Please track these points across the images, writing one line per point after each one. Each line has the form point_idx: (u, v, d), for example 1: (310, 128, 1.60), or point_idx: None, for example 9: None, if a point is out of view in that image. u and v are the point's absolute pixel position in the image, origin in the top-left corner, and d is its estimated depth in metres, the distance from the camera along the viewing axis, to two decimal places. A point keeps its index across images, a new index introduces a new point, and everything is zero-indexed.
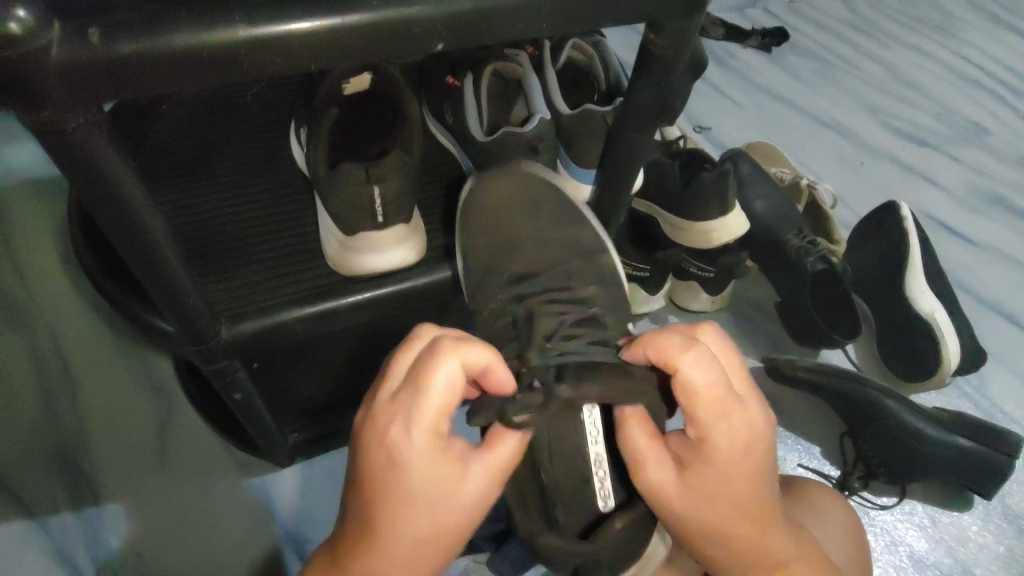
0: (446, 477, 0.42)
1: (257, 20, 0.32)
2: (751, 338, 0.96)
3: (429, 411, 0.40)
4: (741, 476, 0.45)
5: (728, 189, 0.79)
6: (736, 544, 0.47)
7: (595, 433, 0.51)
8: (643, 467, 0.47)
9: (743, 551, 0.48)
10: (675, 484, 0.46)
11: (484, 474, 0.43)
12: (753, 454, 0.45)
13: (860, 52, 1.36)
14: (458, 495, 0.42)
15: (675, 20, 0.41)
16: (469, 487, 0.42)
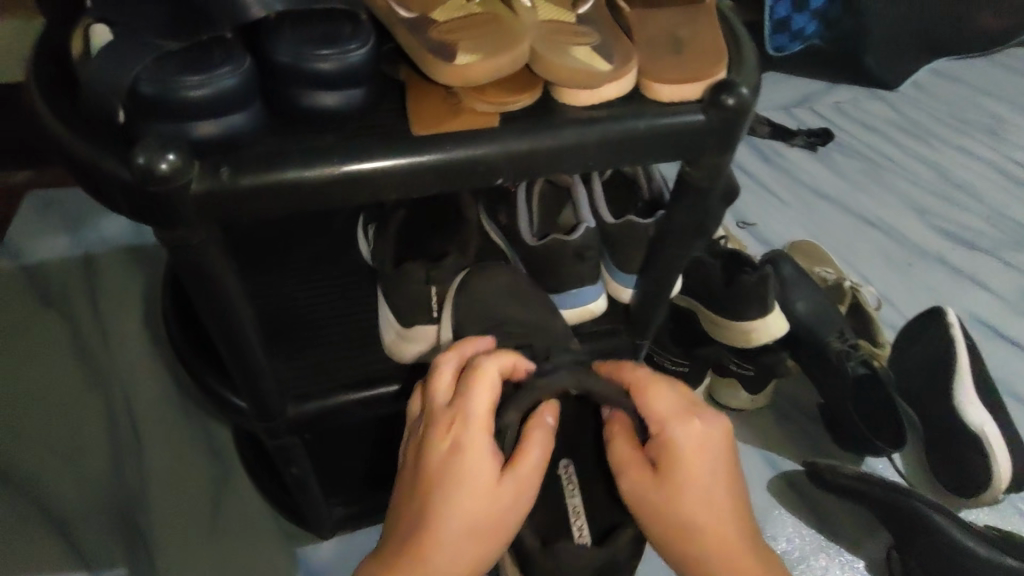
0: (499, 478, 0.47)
1: (354, 160, 0.39)
2: (792, 438, 0.95)
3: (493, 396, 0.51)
4: (711, 477, 0.49)
5: (767, 293, 0.83)
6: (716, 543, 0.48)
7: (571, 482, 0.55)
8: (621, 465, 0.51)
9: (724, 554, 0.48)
10: (653, 482, 0.49)
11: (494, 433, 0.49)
12: (716, 457, 0.50)
13: (907, 153, 1.38)
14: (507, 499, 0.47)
15: (709, 157, 0.46)
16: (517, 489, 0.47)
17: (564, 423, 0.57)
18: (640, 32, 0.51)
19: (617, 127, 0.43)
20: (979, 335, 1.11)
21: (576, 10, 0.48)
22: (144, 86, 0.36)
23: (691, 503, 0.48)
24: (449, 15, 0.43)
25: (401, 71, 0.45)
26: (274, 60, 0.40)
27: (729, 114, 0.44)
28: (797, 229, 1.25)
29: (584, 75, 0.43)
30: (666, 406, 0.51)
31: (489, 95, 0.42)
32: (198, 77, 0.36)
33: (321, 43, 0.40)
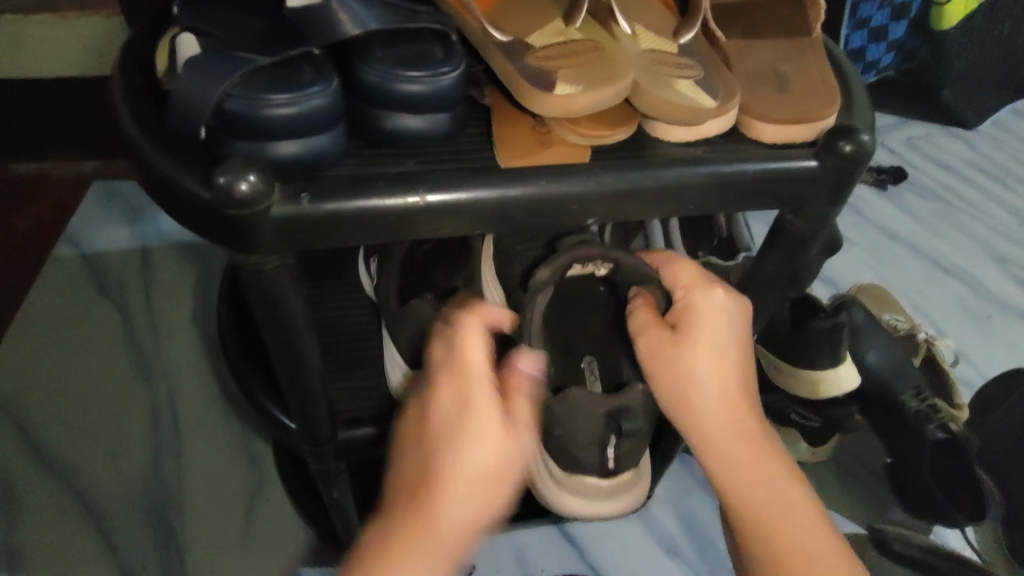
0: (451, 385, 0.42)
1: (441, 189, 0.37)
2: (853, 498, 0.90)
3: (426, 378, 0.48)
4: (724, 353, 0.47)
5: (842, 342, 0.75)
6: (728, 412, 0.46)
7: (592, 377, 0.55)
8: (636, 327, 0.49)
9: (739, 435, 0.46)
10: (671, 335, 0.47)
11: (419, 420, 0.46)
12: (735, 326, 0.47)
13: (987, 197, 1.30)
14: (463, 412, 0.41)
15: (817, 207, 0.42)
16: (474, 394, 0.41)
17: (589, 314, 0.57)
18: (739, 64, 0.48)
19: (722, 169, 0.40)
20: None
21: (678, 38, 0.45)
22: (232, 103, 0.35)
23: (698, 373, 0.46)
24: (547, 41, 0.41)
25: (487, 94, 0.44)
26: (360, 79, 0.38)
27: (846, 162, 0.40)
28: (864, 270, 1.18)
29: (685, 113, 0.40)
30: (691, 273, 0.49)
31: (581, 128, 0.40)
32: (285, 95, 0.35)
33: (411, 65, 0.38)
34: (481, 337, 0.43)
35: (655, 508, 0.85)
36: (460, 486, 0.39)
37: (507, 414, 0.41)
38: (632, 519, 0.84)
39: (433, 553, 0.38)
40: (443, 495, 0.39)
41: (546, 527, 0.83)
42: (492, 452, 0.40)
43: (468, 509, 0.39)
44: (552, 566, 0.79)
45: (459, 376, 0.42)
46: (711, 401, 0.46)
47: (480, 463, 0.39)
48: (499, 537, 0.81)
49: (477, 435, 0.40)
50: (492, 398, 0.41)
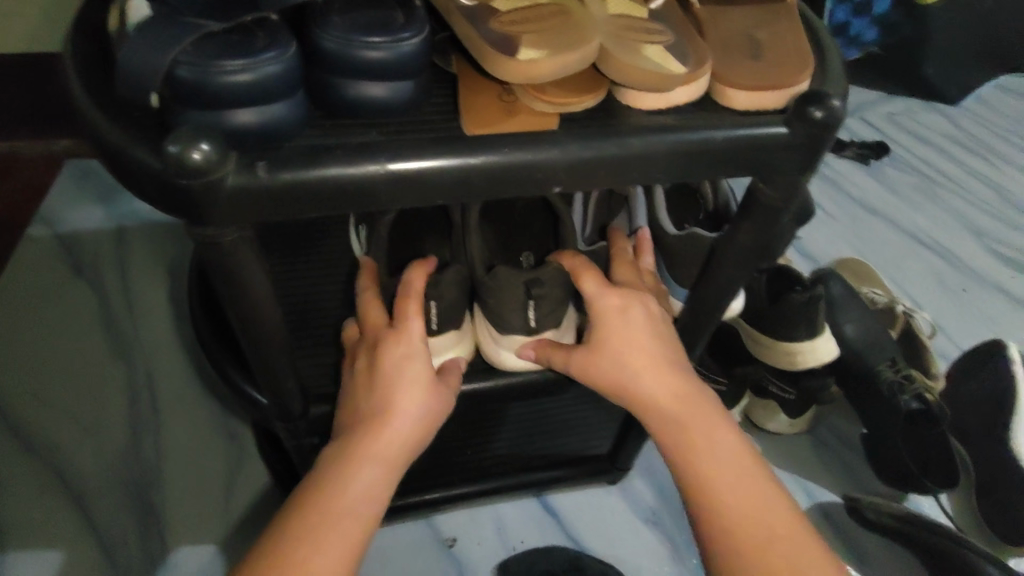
0: (376, 392, 0.49)
1: (401, 156, 0.36)
2: (831, 469, 0.91)
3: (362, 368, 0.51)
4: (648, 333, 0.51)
5: (817, 314, 0.76)
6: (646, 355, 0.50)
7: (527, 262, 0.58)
8: (581, 285, 0.52)
9: (657, 378, 0.50)
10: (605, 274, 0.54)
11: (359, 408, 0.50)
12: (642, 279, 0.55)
13: (967, 171, 1.31)
14: (390, 415, 0.48)
15: (788, 174, 0.42)
16: (400, 402, 0.48)
17: (536, 229, 0.59)
18: (713, 29, 0.47)
19: (691, 136, 0.39)
20: None
21: (649, 3, 0.44)
22: (183, 69, 0.34)
23: (632, 349, 0.50)
24: (512, 5, 0.40)
25: (452, 62, 0.43)
26: (319, 48, 0.37)
27: (815, 129, 0.40)
28: (844, 244, 1.20)
29: (655, 79, 0.39)
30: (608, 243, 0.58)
31: (548, 96, 0.39)
32: (242, 61, 0.34)
33: (372, 31, 0.38)
34: (411, 351, 0.49)
35: (633, 480, 0.85)
36: (375, 468, 0.47)
37: (426, 420, 0.49)
38: (610, 491, 0.84)
39: (337, 516, 0.45)
40: (359, 473, 0.46)
41: (526, 499, 0.83)
42: (406, 447, 0.48)
43: (376, 482, 0.46)
44: (533, 537, 0.80)
45: (387, 386, 0.49)
46: (645, 382, 0.50)
47: (394, 453, 0.47)
48: (480, 510, 0.82)
49: (398, 435, 0.48)
50: (418, 406, 0.49)
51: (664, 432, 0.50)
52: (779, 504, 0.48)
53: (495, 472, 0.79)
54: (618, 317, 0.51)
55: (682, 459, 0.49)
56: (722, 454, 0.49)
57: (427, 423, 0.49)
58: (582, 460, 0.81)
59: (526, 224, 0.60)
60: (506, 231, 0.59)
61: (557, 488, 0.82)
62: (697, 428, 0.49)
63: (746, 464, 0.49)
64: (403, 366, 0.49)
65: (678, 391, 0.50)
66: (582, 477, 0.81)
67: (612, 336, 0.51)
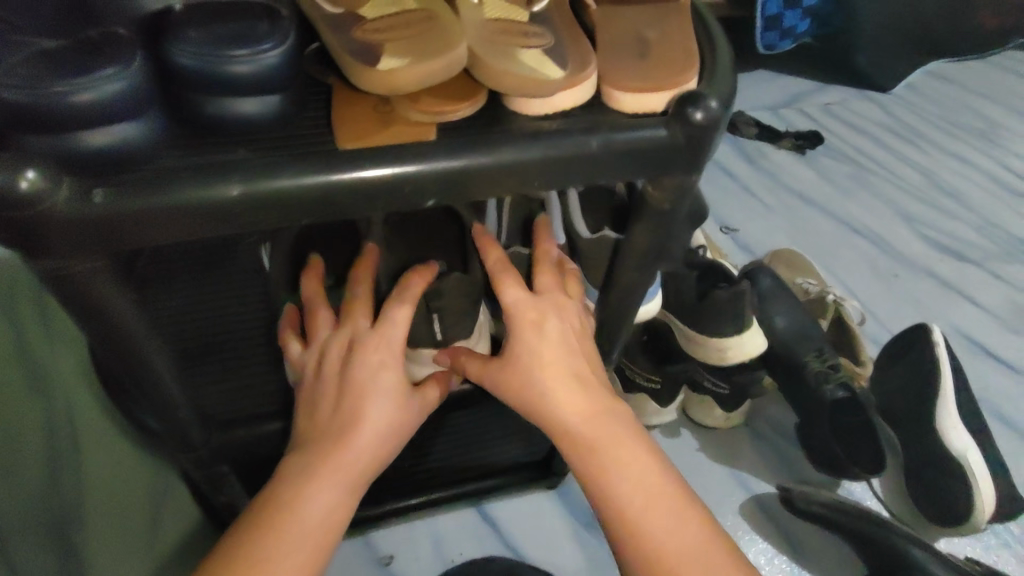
0: (344, 398, 0.46)
1: (257, 176, 0.34)
2: (769, 460, 0.92)
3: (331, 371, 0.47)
4: (563, 352, 0.50)
5: (744, 308, 0.77)
6: (559, 374, 0.49)
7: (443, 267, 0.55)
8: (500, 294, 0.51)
9: (572, 397, 0.49)
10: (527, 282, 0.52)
11: (325, 415, 0.47)
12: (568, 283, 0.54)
13: (897, 158, 1.35)
14: (357, 422, 0.46)
15: (676, 176, 0.41)
16: (369, 411, 0.46)
17: (445, 235, 0.57)
18: (603, 31, 0.46)
19: (567, 141, 0.38)
20: (966, 354, 1.09)
21: (531, 6, 0.43)
22: (10, 91, 0.32)
23: (541, 363, 0.49)
24: (380, 12, 0.38)
25: (328, 73, 0.41)
26: (174, 64, 0.36)
27: (696, 131, 0.39)
28: (780, 234, 1.23)
29: (530, 84, 0.38)
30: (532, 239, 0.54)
31: (423, 105, 0.38)
32: (76, 82, 0.32)
33: (231, 43, 0.36)
34: (390, 358, 0.47)
35: (573, 484, 0.85)
36: (338, 482, 0.44)
37: (395, 430, 0.47)
38: (550, 497, 0.83)
39: (294, 534, 0.42)
40: (322, 487, 0.44)
41: (465, 510, 0.82)
42: (373, 460, 0.46)
43: (337, 498, 0.44)
44: (472, 549, 0.79)
45: (359, 393, 0.46)
46: (557, 398, 0.49)
47: (360, 466, 0.45)
48: (418, 525, 0.80)
49: (367, 445, 0.45)
50: (387, 417, 0.46)
51: (581, 459, 0.48)
52: (696, 529, 0.47)
53: (429, 484, 0.78)
54: (531, 330, 0.50)
55: (594, 476, 0.48)
56: (640, 480, 0.48)
57: (395, 433, 0.47)
58: (519, 467, 0.80)
59: (441, 229, 0.57)
60: (420, 236, 0.56)
61: (495, 496, 0.81)
62: (613, 452, 0.48)
63: (663, 485, 0.48)
64: (376, 374, 0.46)
65: (593, 415, 0.49)
66: (518, 484, 0.80)
67: (523, 354, 0.50)
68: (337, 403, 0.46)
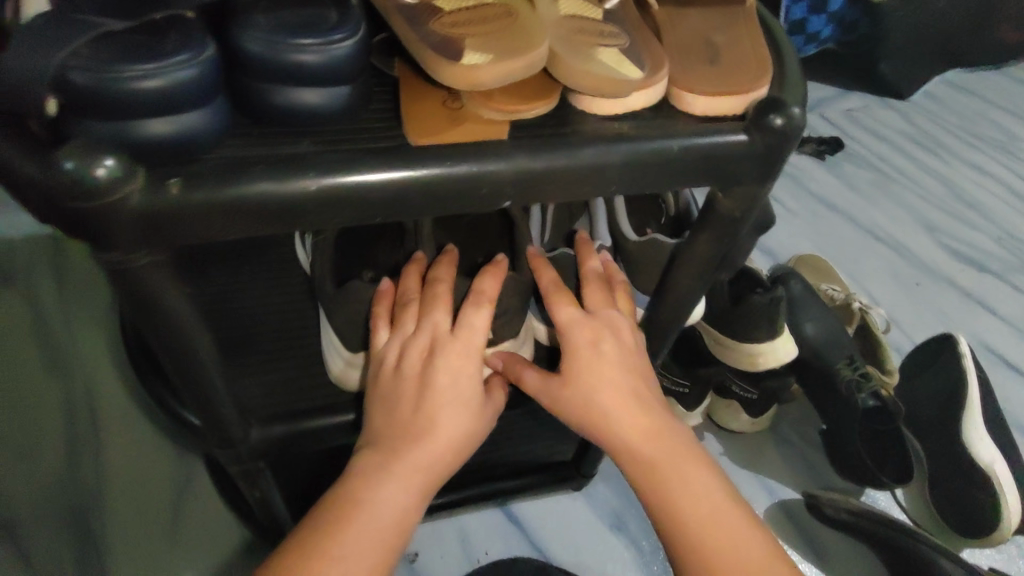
0: (421, 403, 0.46)
1: (334, 173, 0.33)
2: (792, 466, 0.92)
3: (407, 371, 0.47)
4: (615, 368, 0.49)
5: (779, 315, 0.75)
6: (619, 391, 0.49)
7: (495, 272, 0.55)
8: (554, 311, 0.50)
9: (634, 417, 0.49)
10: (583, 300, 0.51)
11: (399, 415, 0.46)
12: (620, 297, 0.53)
13: (920, 166, 1.34)
14: (431, 428, 0.46)
15: (747, 185, 0.40)
16: (445, 418, 0.46)
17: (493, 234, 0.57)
18: (670, 31, 0.45)
19: (647, 145, 0.37)
20: (989, 365, 1.09)
21: (603, 3, 0.42)
22: (76, 74, 0.30)
23: (604, 378, 0.49)
24: (454, 4, 0.37)
25: (393, 65, 0.40)
26: (239, 48, 0.34)
27: (775, 138, 0.38)
28: (803, 239, 1.22)
29: (608, 85, 0.37)
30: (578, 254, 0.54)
31: (496, 102, 0.37)
32: (146, 66, 0.30)
33: (300, 31, 0.34)
34: (471, 362, 0.47)
35: (598, 485, 0.84)
36: (410, 488, 0.45)
37: (466, 436, 0.47)
38: (575, 499, 0.83)
39: (366, 535, 0.43)
40: (395, 491, 0.44)
41: (491, 508, 0.81)
42: (444, 465, 0.46)
43: (408, 501, 0.45)
44: (497, 548, 0.78)
45: (436, 398, 0.46)
46: (621, 418, 0.49)
47: (431, 471, 0.46)
48: (443, 522, 0.80)
49: (440, 453, 0.46)
50: (460, 425, 0.47)
51: (641, 478, 0.48)
52: (758, 547, 0.46)
53: (455, 484, 0.77)
54: (588, 351, 0.49)
55: (658, 501, 0.47)
56: (699, 495, 0.47)
57: (464, 440, 0.48)
58: (546, 466, 0.80)
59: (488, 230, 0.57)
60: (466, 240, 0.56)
61: (523, 496, 0.80)
62: (675, 470, 0.48)
63: (723, 505, 0.47)
64: (455, 382, 0.46)
65: (653, 431, 0.49)
66: (549, 484, 0.79)
67: (582, 370, 0.49)
68: (413, 406, 0.46)
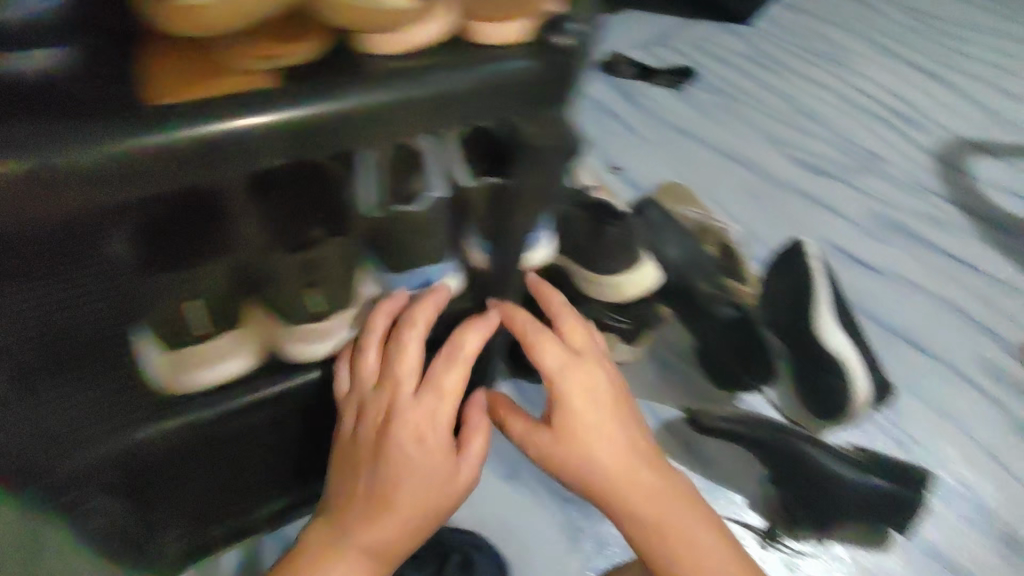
0: (382, 473, 0.58)
1: (43, 150, 0.33)
2: (672, 385, 0.97)
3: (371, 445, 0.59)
4: (607, 423, 0.65)
5: (632, 242, 0.82)
6: (565, 432, 0.64)
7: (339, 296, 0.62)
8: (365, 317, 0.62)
9: (579, 448, 0.64)
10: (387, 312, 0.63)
11: (366, 486, 0.58)
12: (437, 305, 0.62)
13: (766, 87, 1.48)
14: (390, 497, 0.57)
15: (545, 109, 0.45)
16: (401, 485, 0.57)
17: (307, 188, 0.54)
18: None
19: (431, 86, 0.40)
20: (839, 263, 1.18)
21: None
22: None
23: (570, 423, 0.64)
24: None
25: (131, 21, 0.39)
26: None
27: (564, 56, 0.43)
28: (663, 169, 1.28)
29: (389, 18, 0.38)
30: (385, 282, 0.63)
31: (259, 51, 0.38)
32: None
33: None
34: (428, 432, 0.59)
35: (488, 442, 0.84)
36: (357, 554, 0.57)
37: (424, 500, 0.58)
38: None
39: None
40: (353, 551, 0.57)
41: None
42: (402, 531, 0.58)
43: (361, 562, 0.57)
44: None
45: (392, 468, 0.58)
46: (581, 455, 0.64)
47: (388, 537, 0.57)
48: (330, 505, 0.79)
49: (395, 519, 0.57)
50: (415, 493, 0.58)
51: (596, 496, 0.64)
52: (704, 543, 0.63)
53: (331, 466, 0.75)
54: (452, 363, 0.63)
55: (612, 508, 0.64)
56: (642, 515, 0.63)
57: (427, 503, 0.59)
58: None
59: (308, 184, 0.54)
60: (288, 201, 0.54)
61: None
62: (617, 493, 0.63)
63: (652, 521, 0.63)
64: (406, 450, 0.58)
65: (610, 474, 0.64)
66: None
67: (558, 420, 0.64)
68: (373, 473, 0.58)
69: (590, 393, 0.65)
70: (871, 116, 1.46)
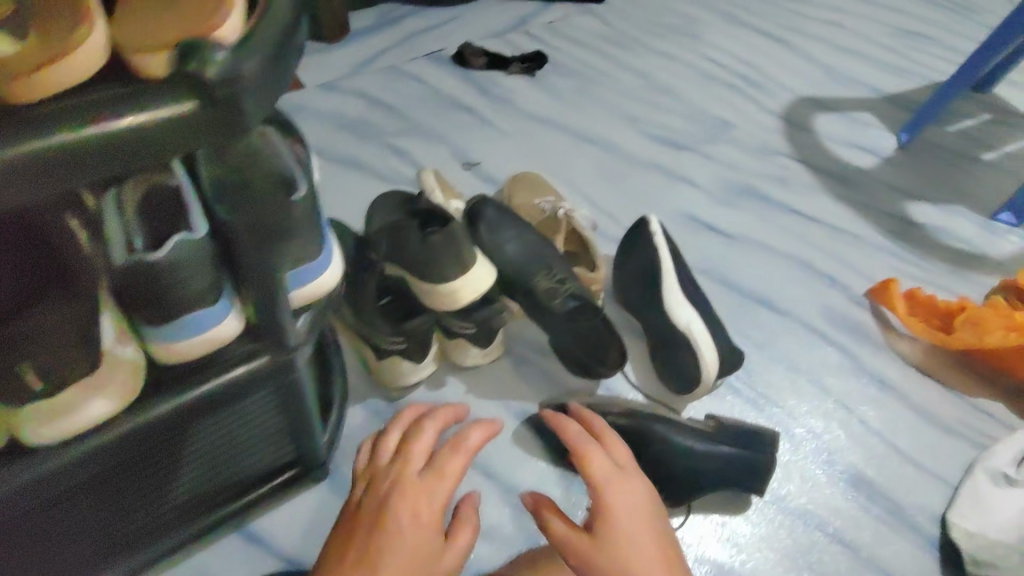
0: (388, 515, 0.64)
1: None
2: (532, 380, 0.95)
3: (390, 495, 0.66)
4: (640, 521, 0.68)
5: (461, 246, 0.78)
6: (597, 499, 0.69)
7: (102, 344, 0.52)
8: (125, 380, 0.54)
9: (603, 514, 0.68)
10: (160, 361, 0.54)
11: (375, 525, 0.64)
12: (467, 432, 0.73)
13: (619, 66, 1.49)
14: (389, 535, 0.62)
15: (220, 132, 0.39)
16: (397, 524, 0.63)
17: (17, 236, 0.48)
18: None
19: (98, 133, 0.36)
20: (693, 233, 1.20)
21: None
22: None
23: (608, 501, 0.69)
24: None
25: None
26: None
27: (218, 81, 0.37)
28: (519, 158, 1.27)
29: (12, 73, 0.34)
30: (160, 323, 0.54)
31: None
32: None
33: None
34: (438, 494, 0.67)
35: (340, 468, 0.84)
36: None
37: (417, 544, 0.63)
38: (315, 491, 0.82)
39: None
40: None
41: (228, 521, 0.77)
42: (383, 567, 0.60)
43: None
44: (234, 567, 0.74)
45: (400, 510, 0.64)
46: (610, 518, 0.68)
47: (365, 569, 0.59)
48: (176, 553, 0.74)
49: (382, 556, 0.61)
50: (409, 535, 0.63)
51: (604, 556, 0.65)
52: None
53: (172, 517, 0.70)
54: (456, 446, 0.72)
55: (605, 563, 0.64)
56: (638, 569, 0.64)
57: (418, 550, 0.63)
58: (276, 471, 0.78)
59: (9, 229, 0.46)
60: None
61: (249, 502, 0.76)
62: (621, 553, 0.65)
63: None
64: (423, 496, 0.66)
65: (620, 536, 0.66)
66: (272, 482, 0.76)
67: (599, 494, 0.70)
68: (382, 516, 0.64)
69: (630, 498, 0.70)
70: (721, 84, 1.49)
